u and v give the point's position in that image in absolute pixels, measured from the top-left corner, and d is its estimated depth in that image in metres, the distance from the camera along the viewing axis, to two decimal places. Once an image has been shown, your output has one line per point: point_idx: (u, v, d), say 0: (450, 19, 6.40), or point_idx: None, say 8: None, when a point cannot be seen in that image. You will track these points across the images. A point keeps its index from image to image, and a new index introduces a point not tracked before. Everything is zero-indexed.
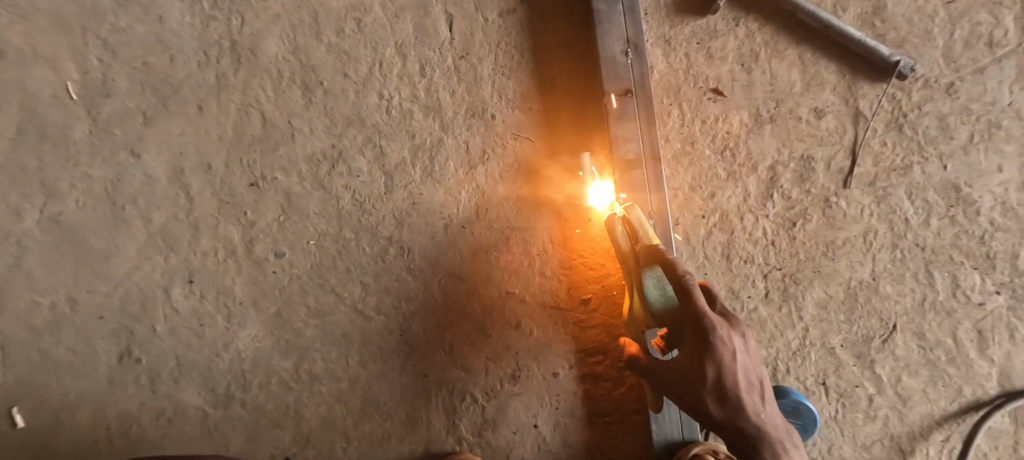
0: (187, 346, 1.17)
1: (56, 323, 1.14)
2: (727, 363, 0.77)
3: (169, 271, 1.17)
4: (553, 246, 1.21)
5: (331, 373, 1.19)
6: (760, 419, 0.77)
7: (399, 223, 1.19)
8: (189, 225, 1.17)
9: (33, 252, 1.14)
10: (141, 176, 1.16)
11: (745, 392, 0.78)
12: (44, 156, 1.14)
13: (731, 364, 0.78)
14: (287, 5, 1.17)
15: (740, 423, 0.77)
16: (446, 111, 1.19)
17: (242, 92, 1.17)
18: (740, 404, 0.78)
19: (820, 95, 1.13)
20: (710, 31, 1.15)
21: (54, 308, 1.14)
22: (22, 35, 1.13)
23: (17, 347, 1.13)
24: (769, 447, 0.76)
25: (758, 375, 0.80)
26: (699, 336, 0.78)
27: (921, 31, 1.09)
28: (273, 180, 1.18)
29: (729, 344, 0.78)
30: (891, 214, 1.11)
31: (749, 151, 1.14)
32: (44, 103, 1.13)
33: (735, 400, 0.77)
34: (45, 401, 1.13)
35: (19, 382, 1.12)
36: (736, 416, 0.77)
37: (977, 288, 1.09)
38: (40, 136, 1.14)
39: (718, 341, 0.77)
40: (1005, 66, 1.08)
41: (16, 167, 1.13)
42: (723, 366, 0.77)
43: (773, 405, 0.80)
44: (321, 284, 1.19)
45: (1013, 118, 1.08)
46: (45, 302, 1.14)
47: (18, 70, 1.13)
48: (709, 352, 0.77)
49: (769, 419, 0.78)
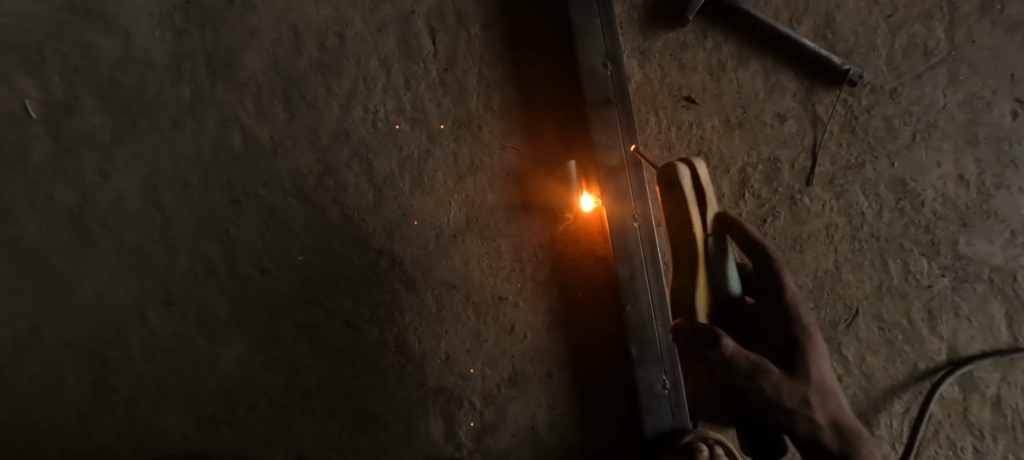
0: (168, 370, 1.15)
1: (19, 353, 1.16)
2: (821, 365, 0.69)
3: (144, 294, 1.15)
4: (542, 249, 1.13)
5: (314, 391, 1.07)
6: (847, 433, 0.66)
7: (373, 235, 1.13)
8: (165, 244, 1.15)
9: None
10: (112, 195, 1.16)
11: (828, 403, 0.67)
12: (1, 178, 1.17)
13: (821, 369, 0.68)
14: (265, 19, 1.15)
15: (847, 450, 0.64)
16: (416, 123, 1.13)
17: (220, 107, 1.15)
18: (828, 422, 0.66)
19: (781, 101, 1.13)
20: (680, 43, 1.12)
21: (15, 339, 1.16)
22: None
23: None
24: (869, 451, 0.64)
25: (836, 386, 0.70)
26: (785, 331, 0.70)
27: (866, 41, 1.12)
28: (256, 196, 1.14)
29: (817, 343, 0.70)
30: (848, 208, 1.12)
31: (722, 153, 1.12)
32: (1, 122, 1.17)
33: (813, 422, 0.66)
34: (10, 438, 1.14)
35: None
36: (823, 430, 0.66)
37: (924, 272, 1.11)
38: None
39: (809, 345, 0.69)
40: (939, 73, 1.11)
41: None
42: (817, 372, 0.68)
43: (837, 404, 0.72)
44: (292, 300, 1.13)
45: (947, 119, 1.11)
46: (6, 333, 1.17)
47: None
48: (801, 350, 0.69)
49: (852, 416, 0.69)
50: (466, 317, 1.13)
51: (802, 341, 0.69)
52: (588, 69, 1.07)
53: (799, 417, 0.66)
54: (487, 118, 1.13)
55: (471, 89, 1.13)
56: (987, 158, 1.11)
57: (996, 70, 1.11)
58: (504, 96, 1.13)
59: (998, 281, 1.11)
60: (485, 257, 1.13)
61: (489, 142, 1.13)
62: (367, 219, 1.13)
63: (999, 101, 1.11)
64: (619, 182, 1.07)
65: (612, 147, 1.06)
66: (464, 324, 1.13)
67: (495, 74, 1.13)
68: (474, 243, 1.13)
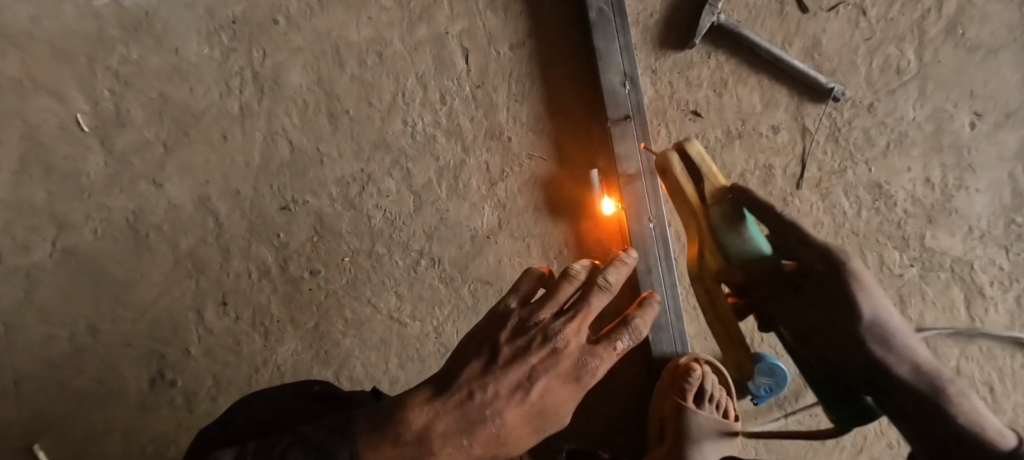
0: (225, 364, 1.25)
1: (77, 351, 1.23)
2: (867, 301, 0.64)
3: (200, 294, 1.25)
4: (567, 248, 1.25)
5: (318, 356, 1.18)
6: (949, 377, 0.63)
7: (414, 237, 1.25)
8: (219, 248, 1.25)
9: (46, 286, 1.23)
10: (166, 203, 1.25)
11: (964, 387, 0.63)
12: (52, 189, 1.23)
13: (869, 302, 0.64)
14: (309, 38, 1.24)
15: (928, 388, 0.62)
16: (450, 135, 1.24)
17: (267, 120, 1.24)
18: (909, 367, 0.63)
19: (775, 114, 1.27)
20: (687, 62, 1.26)
21: (72, 340, 1.23)
22: (22, 67, 1.23)
23: (34, 382, 1.22)
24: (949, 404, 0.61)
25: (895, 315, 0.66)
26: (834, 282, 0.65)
27: (847, 61, 1.27)
28: (305, 203, 1.24)
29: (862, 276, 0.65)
30: (832, 208, 1.28)
31: (724, 161, 1.27)
32: (50, 135, 1.23)
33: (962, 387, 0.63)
34: (72, 432, 1.22)
35: (41, 414, 1.21)
36: (914, 366, 0.63)
37: (896, 263, 1.28)
38: (48, 169, 1.23)
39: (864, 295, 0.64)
40: (909, 89, 1.27)
41: (24, 203, 1.23)
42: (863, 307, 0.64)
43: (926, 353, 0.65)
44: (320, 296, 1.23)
45: (916, 129, 1.27)
46: (63, 335, 1.23)
47: (17, 105, 1.22)
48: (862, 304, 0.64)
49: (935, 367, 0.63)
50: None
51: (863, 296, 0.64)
52: (608, 89, 1.18)
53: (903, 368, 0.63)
54: (516, 131, 1.25)
55: (501, 103, 1.24)
56: (950, 163, 1.28)
57: (957, 86, 1.27)
58: (531, 110, 1.25)
59: (958, 269, 1.29)
60: (516, 256, 1.25)
61: (518, 151, 1.25)
62: (407, 222, 1.24)
63: (960, 114, 1.28)
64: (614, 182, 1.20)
65: (629, 157, 1.18)
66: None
67: (523, 89, 1.24)
68: (508, 244, 1.25)
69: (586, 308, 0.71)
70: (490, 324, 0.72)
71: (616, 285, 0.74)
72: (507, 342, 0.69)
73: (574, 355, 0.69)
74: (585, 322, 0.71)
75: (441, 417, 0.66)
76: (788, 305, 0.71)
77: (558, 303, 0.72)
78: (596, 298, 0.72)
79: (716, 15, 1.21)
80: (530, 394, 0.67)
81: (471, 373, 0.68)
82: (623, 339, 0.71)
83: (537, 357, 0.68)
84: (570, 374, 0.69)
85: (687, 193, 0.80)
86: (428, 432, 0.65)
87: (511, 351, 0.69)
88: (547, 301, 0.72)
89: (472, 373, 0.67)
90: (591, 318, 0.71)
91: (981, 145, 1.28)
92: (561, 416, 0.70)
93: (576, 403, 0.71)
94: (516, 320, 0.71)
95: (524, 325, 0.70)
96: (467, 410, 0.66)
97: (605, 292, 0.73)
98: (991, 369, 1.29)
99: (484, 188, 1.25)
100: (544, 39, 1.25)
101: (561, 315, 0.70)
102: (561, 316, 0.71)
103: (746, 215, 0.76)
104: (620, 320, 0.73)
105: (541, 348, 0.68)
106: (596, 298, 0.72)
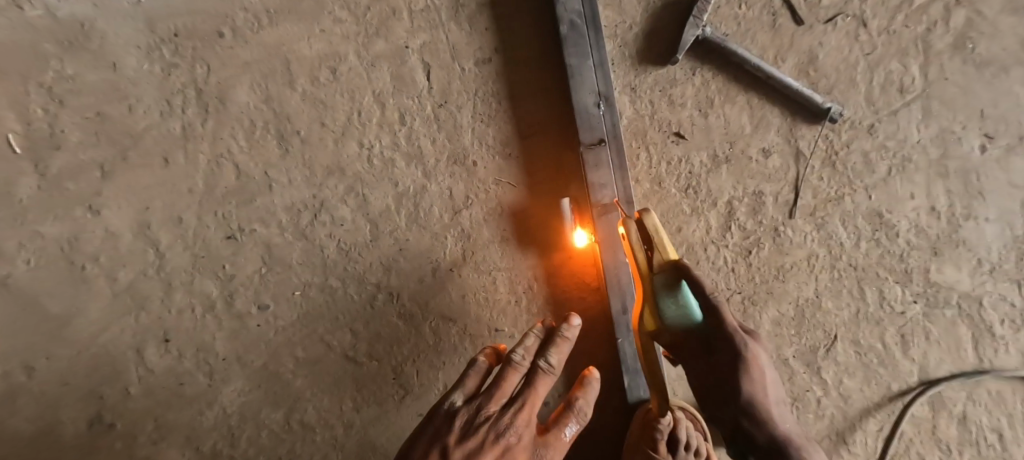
0: (168, 405, 1.15)
1: (8, 391, 1.14)
2: (753, 379, 0.89)
3: (140, 332, 1.16)
4: (537, 282, 1.16)
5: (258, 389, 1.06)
6: (795, 441, 0.89)
7: (371, 270, 1.15)
8: (161, 281, 1.16)
9: None
10: (103, 232, 1.16)
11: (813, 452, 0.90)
12: None
13: (755, 378, 0.89)
14: (257, 53, 1.14)
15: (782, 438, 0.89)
16: (409, 158, 1.14)
17: (212, 142, 1.14)
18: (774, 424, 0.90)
19: (766, 135, 1.16)
20: (670, 79, 1.15)
21: (4, 377, 1.14)
22: None
23: None
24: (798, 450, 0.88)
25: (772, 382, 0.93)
26: (737, 360, 0.88)
27: (846, 78, 1.16)
28: (252, 232, 1.14)
29: (756, 358, 0.89)
30: (828, 239, 1.17)
31: (709, 188, 1.16)
32: None
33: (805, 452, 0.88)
34: None
35: None
36: (775, 430, 0.89)
37: (898, 299, 1.17)
38: None
39: (750, 373, 0.89)
40: (914, 109, 1.16)
41: None
42: (748, 382, 0.89)
43: (785, 411, 0.93)
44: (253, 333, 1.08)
45: (920, 153, 1.16)
46: None
47: None
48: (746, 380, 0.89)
49: (785, 420, 0.92)
50: (464, 349, 1.16)
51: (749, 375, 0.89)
52: (582, 110, 1.08)
53: (764, 426, 0.90)
54: (482, 155, 1.15)
55: (465, 124, 1.14)
56: (957, 190, 1.17)
57: (966, 105, 1.16)
58: (499, 132, 1.15)
59: (965, 306, 1.18)
60: (481, 291, 1.16)
61: (484, 178, 1.15)
62: (363, 253, 1.15)
63: (969, 136, 1.16)
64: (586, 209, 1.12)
65: (604, 187, 1.08)
66: (462, 355, 1.16)
67: (490, 109, 1.14)
68: (472, 277, 1.15)
69: (529, 400, 0.90)
70: (444, 422, 0.88)
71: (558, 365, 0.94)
72: (461, 441, 0.86)
73: (523, 443, 0.88)
74: (529, 413, 0.90)
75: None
76: (704, 371, 0.91)
77: (505, 398, 0.91)
78: (538, 384, 0.92)
79: (701, 29, 1.10)
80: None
81: None
82: (567, 424, 0.92)
83: (492, 451, 0.85)
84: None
85: (638, 261, 0.87)
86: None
87: (469, 445, 0.86)
88: (494, 394, 0.90)
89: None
90: (533, 408, 0.90)
91: (991, 171, 1.17)
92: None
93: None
94: (466, 417, 0.88)
95: (478, 420, 0.88)
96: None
97: (546, 376, 0.93)
98: (1001, 416, 1.18)
99: (447, 217, 1.15)
100: (513, 54, 1.14)
101: (509, 409, 0.89)
102: (509, 410, 0.89)
103: (683, 287, 0.86)
104: (560, 409, 0.94)
105: (496, 442, 0.86)
106: (537, 389, 0.91)
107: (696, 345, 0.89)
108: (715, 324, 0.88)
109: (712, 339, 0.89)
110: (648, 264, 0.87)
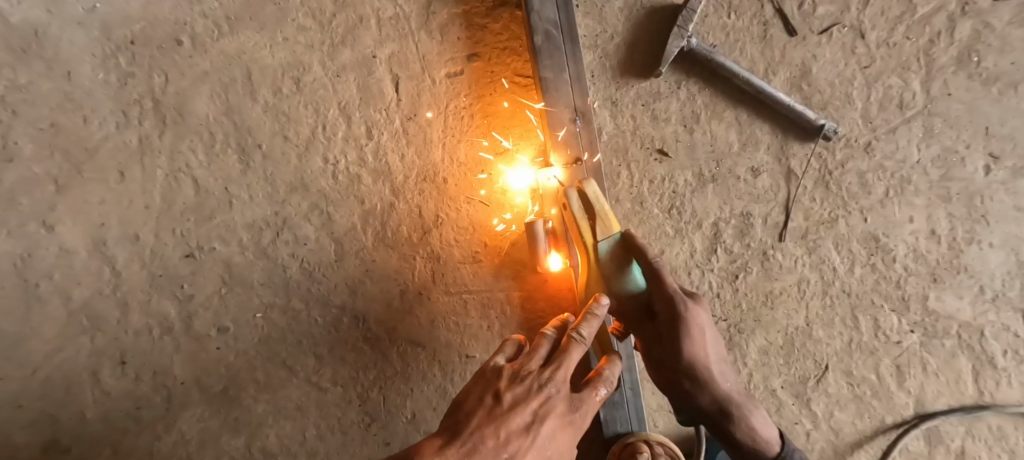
0: (123, 431, 1.07)
1: None
2: (696, 343, 0.84)
3: (96, 352, 1.07)
4: (511, 306, 1.11)
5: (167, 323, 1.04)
6: (736, 400, 0.87)
7: (337, 291, 1.10)
8: (117, 300, 1.07)
9: None
10: (57, 249, 1.06)
11: (755, 411, 0.88)
12: None
13: (698, 340, 0.84)
14: (216, 62, 1.07)
15: (719, 399, 0.86)
16: (377, 175, 1.08)
17: (169, 156, 1.07)
18: (717, 386, 0.86)
19: (755, 154, 1.10)
20: (653, 93, 1.08)
21: None
22: None
23: None
24: (734, 409, 0.87)
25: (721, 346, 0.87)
26: (676, 325, 0.83)
27: (841, 93, 1.09)
28: (211, 250, 1.08)
29: (698, 322, 0.84)
30: (821, 264, 1.10)
31: (694, 208, 1.09)
32: None
33: (743, 411, 0.87)
34: None
35: None
36: (717, 393, 0.86)
37: (894, 328, 1.10)
38: None
39: (692, 335, 0.84)
40: (913, 126, 1.08)
41: None
42: (690, 347, 0.84)
43: (732, 374, 0.88)
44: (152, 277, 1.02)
45: (920, 174, 1.09)
46: None
47: None
48: (687, 343, 0.84)
49: (731, 383, 0.87)
50: (432, 376, 1.11)
51: (691, 337, 0.83)
52: (558, 126, 1.02)
53: (706, 387, 0.86)
54: (452, 172, 1.09)
55: (436, 139, 1.09)
56: (959, 213, 1.09)
57: (970, 123, 1.09)
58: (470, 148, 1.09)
59: (966, 337, 1.11)
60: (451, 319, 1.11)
61: (454, 195, 1.09)
62: (328, 274, 1.09)
63: (973, 156, 1.09)
64: (551, 194, 1.06)
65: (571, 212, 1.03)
66: (430, 382, 1.11)
67: (462, 124, 1.09)
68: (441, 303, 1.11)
69: (569, 358, 0.78)
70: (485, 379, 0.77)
71: (590, 337, 0.81)
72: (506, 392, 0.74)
73: (566, 401, 0.75)
74: (570, 371, 0.77)
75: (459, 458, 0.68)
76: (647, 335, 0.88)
77: (542, 357, 0.79)
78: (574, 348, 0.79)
79: (686, 39, 1.03)
80: (540, 440, 0.72)
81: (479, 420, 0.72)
82: (602, 390, 0.79)
83: (534, 406, 0.73)
84: (567, 417, 0.75)
85: (582, 229, 0.87)
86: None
87: (513, 397, 0.74)
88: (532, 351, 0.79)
89: (481, 417, 0.72)
90: (574, 368, 0.78)
91: (996, 193, 1.10)
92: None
93: (575, 445, 0.75)
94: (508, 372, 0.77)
95: (517, 375, 0.76)
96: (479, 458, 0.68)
97: (580, 343, 0.80)
98: (1001, 452, 1.11)
99: (417, 239, 1.10)
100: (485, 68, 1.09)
101: (547, 367, 0.77)
102: (547, 366, 0.77)
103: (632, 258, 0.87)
104: (597, 373, 0.81)
105: (538, 394, 0.74)
106: (575, 349, 0.79)
107: (637, 308, 0.88)
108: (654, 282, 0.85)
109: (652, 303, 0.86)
110: (593, 232, 0.86)
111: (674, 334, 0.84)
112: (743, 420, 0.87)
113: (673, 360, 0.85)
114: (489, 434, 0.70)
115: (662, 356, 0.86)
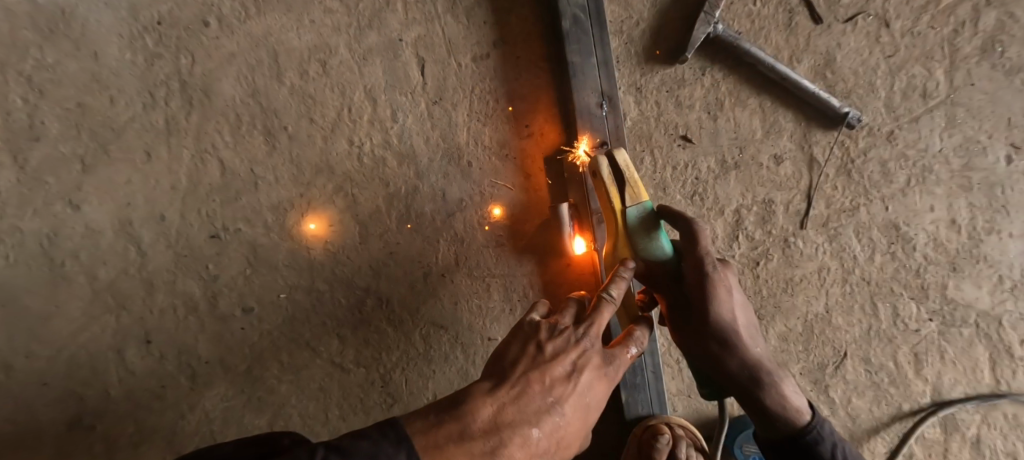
0: (149, 409, 1.05)
1: None
2: (725, 305, 0.84)
3: (122, 332, 1.05)
4: (533, 290, 1.14)
5: (191, 305, 1.07)
6: (763, 365, 0.87)
7: (361, 273, 1.10)
8: (143, 280, 1.06)
9: None
10: (83, 228, 1.04)
11: (781, 376, 0.89)
12: None
13: (726, 304, 0.85)
14: (242, 44, 1.07)
15: (748, 363, 0.87)
16: (402, 157, 1.10)
17: (195, 137, 1.07)
18: (745, 352, 0.87)
19: (778, 141, 1.11)
20: (679, 79, 1.09)
21: None
22: None
23: None
24: (761, 374, 0.87)
25: (747, 310, 0.88)
26: (705, 287, 0.83)
27: (866, 82, 1.09)
28: (235, 231, 1.08)
29: (725, 284, 0.84)
30: (841, 252, 1.11)
31: (716, 195, 1.10)
32: None
33: (771, 376, 0.87)
34: None
35: None
36: (745, 357, 0.87)
37: (913, 316, 1.11)
38: None
39: (719, 298, 0.84)
40: (936, 116, 1.09)
41: None
42: (719, 308, 0.84)
43: (759, 340, 0.89)
44: (171, 256, 1.06)
45: (942, 163, 1.10)
46: None
47: None
48: (715, 306, 0.84)
49: (759, 349, 0.88)
50: (454, 358, 1.13)
51: (719, 300, 0.84)
52: (584, 110, 1.03)
53: (734, 351, 0.86)
54: (477, 154, 1.12)
55: (460, 122, 1.11)
56: (980, 203, 1.10)
57: (993, 113, 1.09)
58: (495, 132, 1.12)
59: (984, 325, 1.12)
60: (472, 300, 1.12)
61: (479, 179, 1.12)
62: (352, 257, 1.10)
63: (995, 146, 1.10)
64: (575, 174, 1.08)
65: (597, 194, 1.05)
66: (452, 364, 1.13)
67: (487, 110, 1.12)
68: (463, 284, 1.12)
69: (602, 315, 0.78)
70: (525, 333, 0.77)
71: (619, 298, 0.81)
72: (546, 344, 0.74)
73: (600, 356, 0.76)
74: (603, 329, 0.78)
75: (509, 400, 0.68)
76: (674, 299, 0.88)
77: (574, 314, 0.80)
78: (607, 308, 0.79)
79: (712, 26, 1.03)
80: (579, 389, 0.72)
81: (524, 365, 0.72)
82: (632, 349, 0.79)
83: (571, 357, 0.74)
84: (603, 369, 0.75)
85: (611, 196, 0.84)
86: (498, 419, 0.67)
87: (554, 348, 0.74)
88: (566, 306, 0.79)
89: (526, 364, 0.72)
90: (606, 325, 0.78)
91: (1017, 183, 1.10)
92: (600, 410, 0.75)
93: (608, 396, 0.76)
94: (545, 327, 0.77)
95: (555, 328, 0.76)
96: (526, 402, 0.69)
97: (610, 302, 0.80)
98: (1016, 439, 1.12)
99: (441, 222, 1.11)
100: (507, 55, 1.12)
101: (582, 322, 0.77)
102: (582, 322, 0.78)
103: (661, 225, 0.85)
104: (626, 333, 0.81)
105: (575, 346, 0.75)
106: (608, 307, 0.79)
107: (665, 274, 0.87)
108: (683, 248, 0.84)
109: (680, 267, 0.85)
110: (622, 199, 0.84)
111: (701, 298, 0.84)
112: (770, 385, 0.87)
113: (702, 323, 0.86)
114: (535, 379, 0.71)
115: (692, 319, 0.87)
